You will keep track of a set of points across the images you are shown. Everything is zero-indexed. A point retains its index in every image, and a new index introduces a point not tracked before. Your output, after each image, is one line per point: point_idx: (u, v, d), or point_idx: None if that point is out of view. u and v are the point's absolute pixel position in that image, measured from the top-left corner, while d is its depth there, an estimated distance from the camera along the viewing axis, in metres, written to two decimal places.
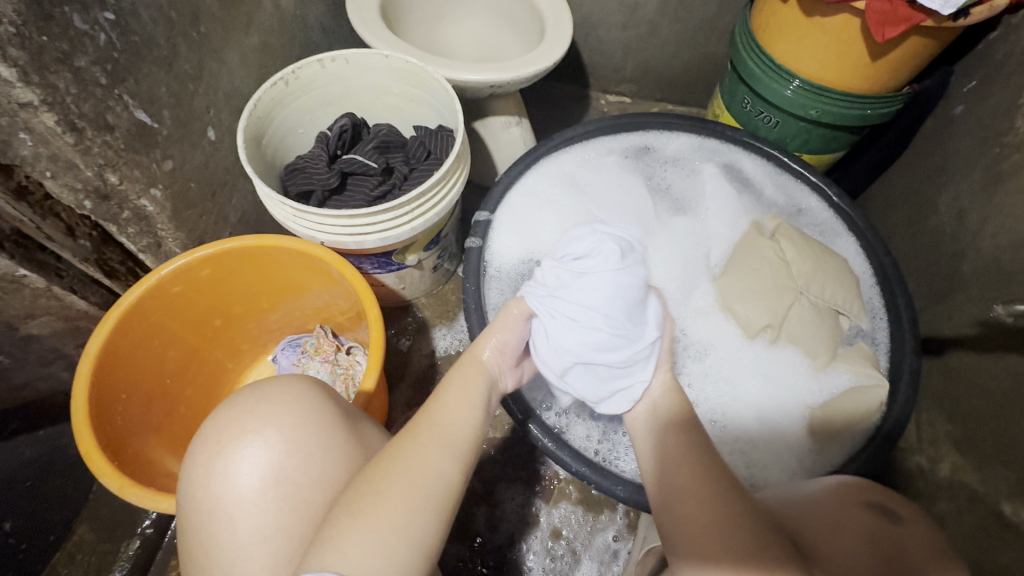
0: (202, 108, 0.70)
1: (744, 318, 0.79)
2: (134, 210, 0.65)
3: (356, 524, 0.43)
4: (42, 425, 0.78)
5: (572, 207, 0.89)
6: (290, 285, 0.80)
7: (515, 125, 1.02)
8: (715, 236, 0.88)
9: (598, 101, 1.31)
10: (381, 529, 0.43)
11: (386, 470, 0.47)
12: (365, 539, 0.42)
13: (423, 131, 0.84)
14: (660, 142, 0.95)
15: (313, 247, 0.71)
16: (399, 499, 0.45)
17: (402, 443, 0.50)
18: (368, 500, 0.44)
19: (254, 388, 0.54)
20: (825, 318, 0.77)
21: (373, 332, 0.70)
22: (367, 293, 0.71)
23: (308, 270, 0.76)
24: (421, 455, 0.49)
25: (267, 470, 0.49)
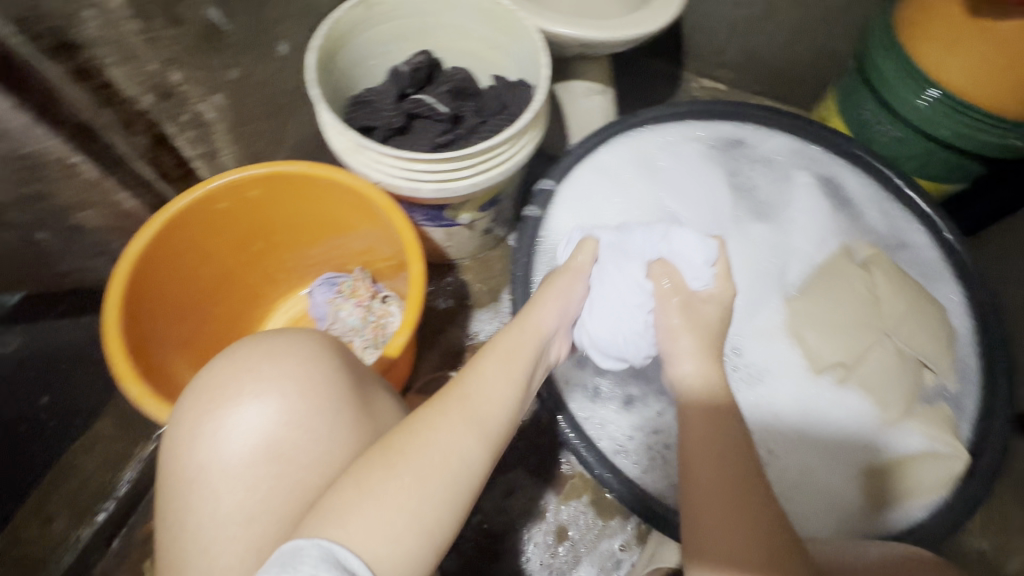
0: (277, 19, 0.66)
1: (814, 349, 0.70)
2: (193, 114, 0.62)
3: (362, 500, 0.39)
4: (88, 312, 0.79)
5: (645, 191, 0.80)
6: (337, 223, 0.76)
7: (598, 94, 0.94)
8: (796, 252, 0.78)
9: (690, 83, 1.20)
10: (397, 505, 0.39)
11: (409, 443, 0.42)
12: (370, 517, 0.38)
13: (502, 82, 0.77)
14: (756, 138, 0.85)
15: (365, 185, 0.67)
16: (412, 477, 0.40)
17: (429, 414, 0.45)
18: (390, 476, 0.40)
19: (260, 343, 0.52)
20: (909, 372, 0.68)
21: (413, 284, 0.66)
22: (414, 246, 0.66)
23: (355, 210, 0.72)
24: (449, 435, 0.43)
25: (261, 440, 0.48)
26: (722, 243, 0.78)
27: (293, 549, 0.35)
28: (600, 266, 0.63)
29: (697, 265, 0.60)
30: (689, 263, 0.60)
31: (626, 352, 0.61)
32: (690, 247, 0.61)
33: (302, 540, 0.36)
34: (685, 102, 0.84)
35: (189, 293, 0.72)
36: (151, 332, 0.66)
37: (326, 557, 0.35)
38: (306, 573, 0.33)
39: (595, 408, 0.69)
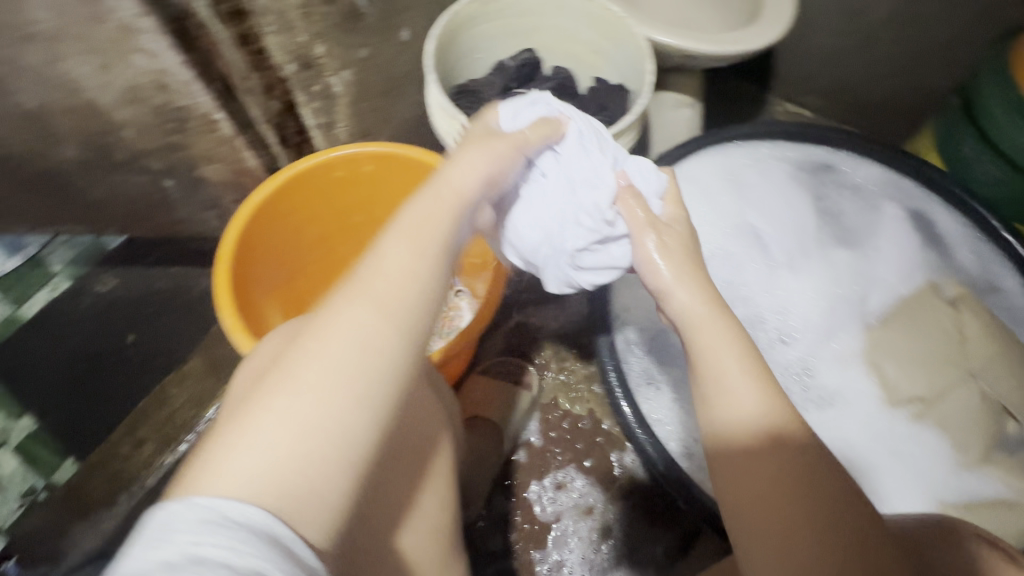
0: (405, 7, 0.71)
1: (892, 381, 0.69)
2: (324, 86, 0.68)
3: (248, 428, 0.31)
4: (171, 264, 0.85)
5: (729, 205, 0.81)
6: None
7: (687, 107, 0.96)
8: (879, 282, 0.77)
9: (775, 106, 1.19)
10: (293, 426, 0.31)
11: (304, 348, 0.34)
12: (262, 451, 0.30)
13: (602, 85, 0.80)
14: (848, 164, 0.84)
15: None
16: (303, 394, 0.32)
17: (316, 311, 0.35)
18: (279, 396, 0.32)
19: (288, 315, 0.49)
20: (991, 416, 0.66)
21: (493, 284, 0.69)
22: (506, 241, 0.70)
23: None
24: (344, 323, 0.34)
25: None
26: (802, 264, 0.77)
27: (162, 518, 0.27)
28: (550, 159, 0.51)
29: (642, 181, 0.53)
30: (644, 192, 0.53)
31: (556, 258, 0.53)
32: (643, 174, 0.54)
33: (171, 505, 0.28)
34: (780, 121, 0.84)
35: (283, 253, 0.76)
36: (250, 278, 0.71)
37: (208, 518, 0.27)
38: (177, 545, 0.26)
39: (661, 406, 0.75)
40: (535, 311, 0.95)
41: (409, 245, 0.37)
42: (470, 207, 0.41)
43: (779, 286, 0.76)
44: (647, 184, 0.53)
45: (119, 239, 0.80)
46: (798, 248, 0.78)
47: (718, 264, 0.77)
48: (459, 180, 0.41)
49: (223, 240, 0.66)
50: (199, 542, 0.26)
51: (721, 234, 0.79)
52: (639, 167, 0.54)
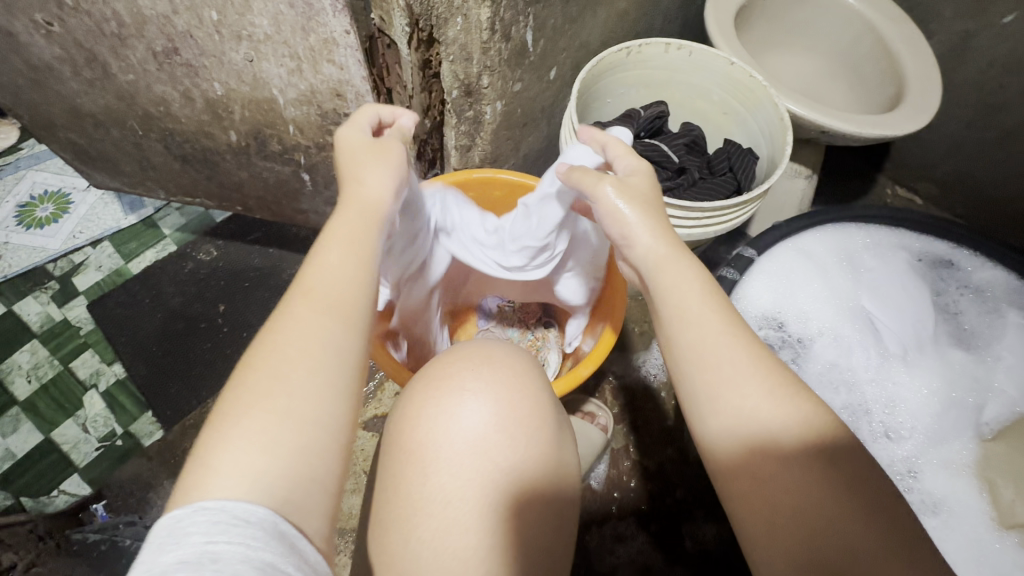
0: (560, 49, 0.74)
1: (1009, 504, 0.64)
2: (476, 113, 0.71)
3: (238, 436, 0.36)
4: None
5: (842, 284, 0.79)
6: None
7: (804, 178, 0.95)
8: (997, 393, 0.73)
9: (884, 188, 1.17)
10: (280, 421, 0.37)
11: (259, 358, 0.39)
12: (251, 447, 0.36)
13: (731, 146, 0.81)
14: (969, 264, 0.81)
15: None
16: (277, 393, 0.38)
17: (277, 316, 0.41)
18: (254, 400, 0.37)
19: (457, 349, 0.54)
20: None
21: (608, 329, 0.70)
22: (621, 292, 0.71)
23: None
24: (296, 322, 0.40)
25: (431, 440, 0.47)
26: (915, 360, 0.74)
27: (169, 522, 0.33)
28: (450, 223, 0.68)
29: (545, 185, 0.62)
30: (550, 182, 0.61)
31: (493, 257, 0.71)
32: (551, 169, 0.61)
33: (179, 511, 0.33)
34: (906, 209, 0.82)
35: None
36: None
37: (218, 520, 0.33)
38: (192, 546, 0.31)
39: None
40: (619, 361, 0.95)
41: (316, 263, 0.44)
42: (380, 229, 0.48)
43: (889, 379, 0.73)
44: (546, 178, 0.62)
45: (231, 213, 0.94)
46: (911, 342, 0.75)
47: (825, 345, 0.75)
48: (372, 205, 0.48)
49: None
50: (214, 539, 0.32)
51: (833, 315, 0.77)
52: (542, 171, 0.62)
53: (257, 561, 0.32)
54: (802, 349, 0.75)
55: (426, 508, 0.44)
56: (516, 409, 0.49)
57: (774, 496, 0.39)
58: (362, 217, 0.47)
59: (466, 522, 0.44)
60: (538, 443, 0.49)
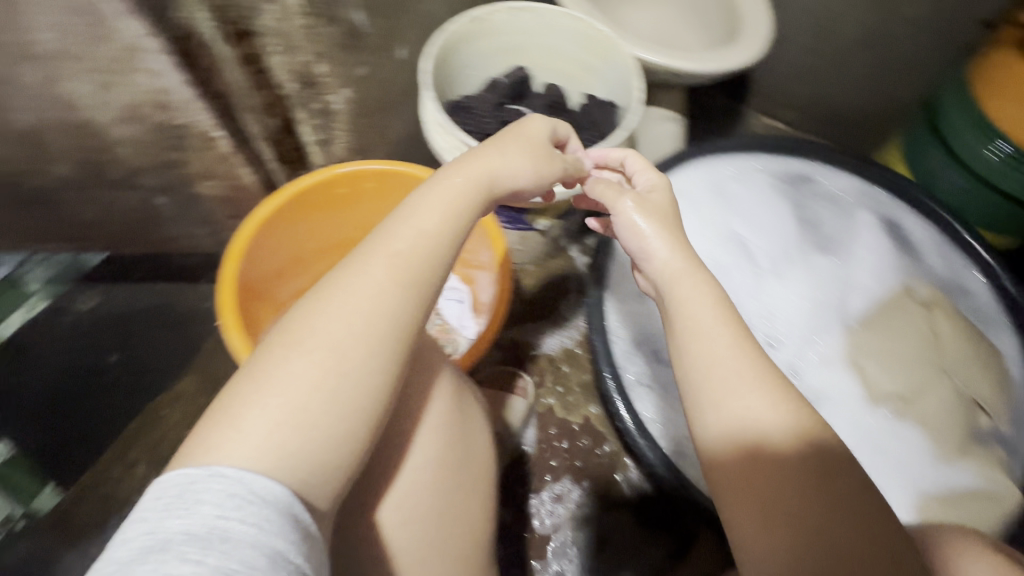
0: (403, 26, 0.73)
1: (874, 380, 0.74)
2: (323, 105, 0.70)
3: (268, 395, 0.36)
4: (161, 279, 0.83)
5: (714, 214, 0.84)
6: None
7: (671, 121, 1.00)
8: (859, 287, 0.81)
9: (752, 119, 1.25)
10: (303, 391, 0.37)
11: (314, 318, 0.40)
12: (280, 413, 0.36)
13: (591, 100, 0.82)
14: (825, 175, 0.89)
15: None
16: (315, 359, 0.38)
17: (347, 272, 0.42)
18: (293, 365, 0.38)
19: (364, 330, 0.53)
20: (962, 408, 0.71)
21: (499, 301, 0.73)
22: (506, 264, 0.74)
23: None
24: (358, 284, 0.41)
25: None
26: (786, 271, 0.81)
27: (185, 480, 0.32)
28: None
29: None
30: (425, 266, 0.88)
31: None
32: None
33: (194, 469, 0.33)
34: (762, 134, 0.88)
35: (276, 261, 0.74)
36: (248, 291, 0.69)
37: (233, 492, 0.32)
38: (204, 516, 0.31)
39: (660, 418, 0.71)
40: (538, 331, 0.96)
41: (421, 223, 0.45)
42: (479, 207, 0.49)
43: (767, 292, 0.79)
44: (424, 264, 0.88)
45: (102, 256, 0.73)
46: (780, 256, 0.82)
47: None
48: (496, 181, 0.50)
49: (231, 245, 0.66)
50: (228, 516, 0.31)
51: (712, 244, 0.82)
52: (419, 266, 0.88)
53: (266, 547, 0.31)
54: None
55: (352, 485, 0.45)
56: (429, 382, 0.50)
57: (774, 509, 0.38)
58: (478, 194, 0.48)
59: (393, 496, 0.45)
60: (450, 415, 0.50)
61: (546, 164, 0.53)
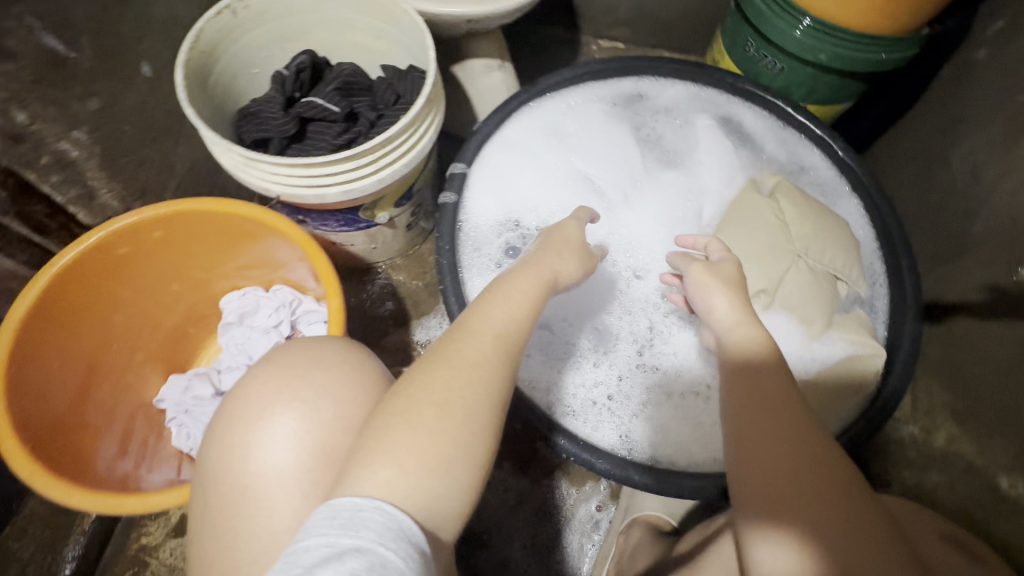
0: (133, 38, 0.64)
1: None
2: (55, 154, 0.59)
3: (401, 439, 0.43)
4: None
5: (555, 159, 0.80)
6: (259, 259, 0.74)
7: (497, 69, 0.94)
8: (708, 193, 0.81)
9: (588, 46, 1.21)
10: (420, 444, 0.43)
11: (438, 374, 0.47)
12: (405, 455, 0.42)
13: (391, 71, 0.75)
14: (654, 89, 0.87)
15: (267, 215, 0.65)
16: (430, 413, 0.44)
17: (447, 342, 0.49)
18: (412, 422, 0.44)
19: (305, 351, 0.53)
20: (821, 283, 0.73)
21: (331, 307, 0.64)
22: (330, 278, 0.64)
23: (273, 244, 0.70)
24: (461, 350, 0.48)
25: (305, 448, 0.48)
26: (635, 197, 0.79)
27: (348, 506, 0.39)
28: (218, 364, 0.78)
29: (221, 309, 0.80)
30: (273, 296, 0.80)
31: (232, 331, 0.79)
32: (274, 297, 0.79)
33: (361, 500, 0.39)
34: (584, 62, 0.84)
35: (75, 353, 0.65)
36: (40, 403, 0.60)
37: (388, 526, 0.38)
38: (369, 541, 0.36)
39: (548, 385, 0.67)
40: (421, 323, 0.93)
41: (512, 307, 0.53)
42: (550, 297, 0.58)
43: (621, 223, 0.77)
44: (274, 294, 0.79)
45: None
46: (627, 183, 0.80)
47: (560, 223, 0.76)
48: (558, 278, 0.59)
49: None
50: (385, 546, 0.37)
51: (557, 190, 0.79)
52: (267, 298, 0.79)
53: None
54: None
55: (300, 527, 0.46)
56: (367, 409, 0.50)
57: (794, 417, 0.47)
58: (541, 279, 0.57)
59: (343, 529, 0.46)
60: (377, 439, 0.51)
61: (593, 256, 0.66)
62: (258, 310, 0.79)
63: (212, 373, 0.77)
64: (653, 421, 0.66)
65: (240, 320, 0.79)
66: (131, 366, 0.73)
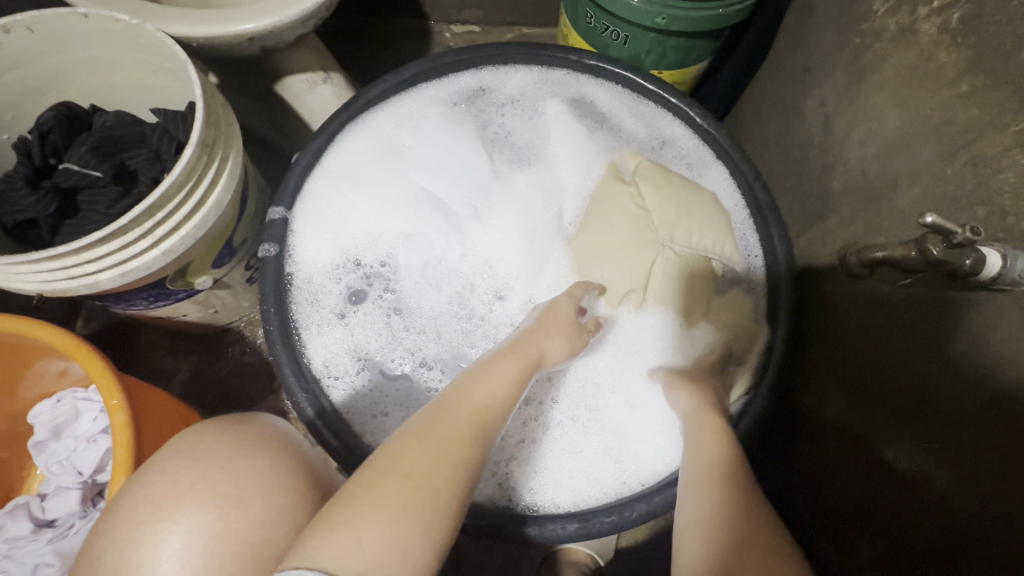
0: None
1: (606, 282, 0.68)
2: None
3: (368, 513, 0.42)
4: None
5: (393, 179, 0.70)
6: (54, 367, 0.63)
7: (324, 82, 0.83)
8: (567, 188, 0.73)
9: (442, 34, 1.10)
10: (381, 524, 0.42)
11: (415, 450, 0.47)
12: (363, 535, 0.41)
13: (162, 113, 0.62)
14: (496, 80, 0.77)
15: (38, 328, 0.55)
16: (399, 489, 0.44)
17: (436, 418, 0.50)
18: (377, 498, 0.43)
19: (229, 440, 0.51)
20: (699, 271, 0.68)
21: (117, 422, 0.55)
22: (108, 382, 0.54)
23: (53, 353, 0.58)
24: (447, 429, 0.49)
25: (213, 543, 0.45)
26: (488, 208, 0.71)
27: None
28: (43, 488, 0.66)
29: (32, 424, 0.68)
30: (90, 401, 0.67)
31: (50, 448, 0.67)
32: (91, 401, 0.67)
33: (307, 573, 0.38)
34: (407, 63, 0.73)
35: None
36: None
37: None
38: None
39: None
40: None
41: (493, 383, 0.54)
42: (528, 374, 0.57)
43: (474, 242, 0.70)
44: (91, 397, 0.67)
45: None
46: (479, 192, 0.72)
47: (406, 251, 0.68)
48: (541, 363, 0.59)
49: None
50: None
51: (399, 215, 0.69)
52: (85, 403, 0.67)
53: None
54: (389, 272, 0.67)
55: None
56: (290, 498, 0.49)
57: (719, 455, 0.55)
58: (526, 358, 0.57)
59: None
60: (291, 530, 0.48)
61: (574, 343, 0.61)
62: (76, 419, 0.67)
63: (34, 502, 0.66)
64: (571, 457, 0.63)
65: (58, 433, 0.67)
66: None
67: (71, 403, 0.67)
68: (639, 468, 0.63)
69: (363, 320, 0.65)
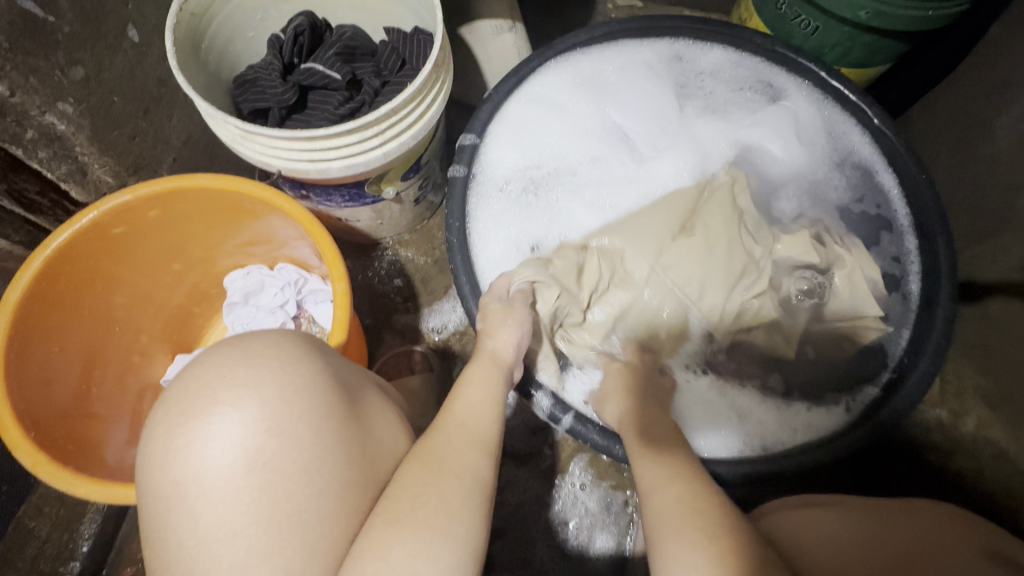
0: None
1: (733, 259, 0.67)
2: (40, 129, 0.53)
3: (395, 535, 0.41)
4: None
5: (587, 111, 0.78)
6: (264, 237, 0.71)
7: (508, 31, 0.87)
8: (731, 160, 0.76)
9: (604, 4, 1.13)
10: (429, 531, 0.41)
11: (421, 470, 0.46)
12: (409, 546, 0.40)
13: (395, 35, 0.69)
14: (692, 52, 0.78)
15: (275, 197, 0.61)
16: (434, 499, 0.43)
17: (433, 442, 0.49)
18: (416, 505, 0.43)
19: (233, 347, 0.45)
20: (787, 284, 0.69)
21: (337, 291, 0.61)
22: (335, 258, 0.61)
23: (280, 220, 0.66)
24: (462, 457, 0.48)
25: (240, 455, 0.41)
26: (658, 157, 0.75)
27: None
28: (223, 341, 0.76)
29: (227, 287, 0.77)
30: (278, 278, 0.76)
31: (238, 309, 0.76)
32: (279, 278, 0.76)
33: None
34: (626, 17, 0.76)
35: (77, 334, 0.63)
36: (38, 384, 0.58)
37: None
38: None
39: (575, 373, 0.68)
40: (431, 301, 0.90)
41: (473, 408, 0.53)
42: (504, 386, 0.57)
43: (649, 176, 0.75)
44: (278, 275, 0.76)
45: None
46: (659, 141, 0.76)
47: (578, 181, 0.76)
48: (498, 365, 0.59)
49: None
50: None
51: (585, 143, 0.77)
52: (272, 278, 0.76)
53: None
54: (559, 189, 0.75)
55: (209, 552, 0.39)
56: (297, 416, 0.43)
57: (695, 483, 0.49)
58: (493, 364, 0.58)
59: (274, 551, 0.40)
60: (319, 448, 0.43)
61: (522, 326, 0.61)
62: (261, 289, 0.76)
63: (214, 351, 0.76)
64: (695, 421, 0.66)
65: (245, 298, 0.76)
66: (135, 346, 0.70)
67: (261, 275, 0.76)
68: (760, 430, 0.66)
69: (531, 217, 0.74)
